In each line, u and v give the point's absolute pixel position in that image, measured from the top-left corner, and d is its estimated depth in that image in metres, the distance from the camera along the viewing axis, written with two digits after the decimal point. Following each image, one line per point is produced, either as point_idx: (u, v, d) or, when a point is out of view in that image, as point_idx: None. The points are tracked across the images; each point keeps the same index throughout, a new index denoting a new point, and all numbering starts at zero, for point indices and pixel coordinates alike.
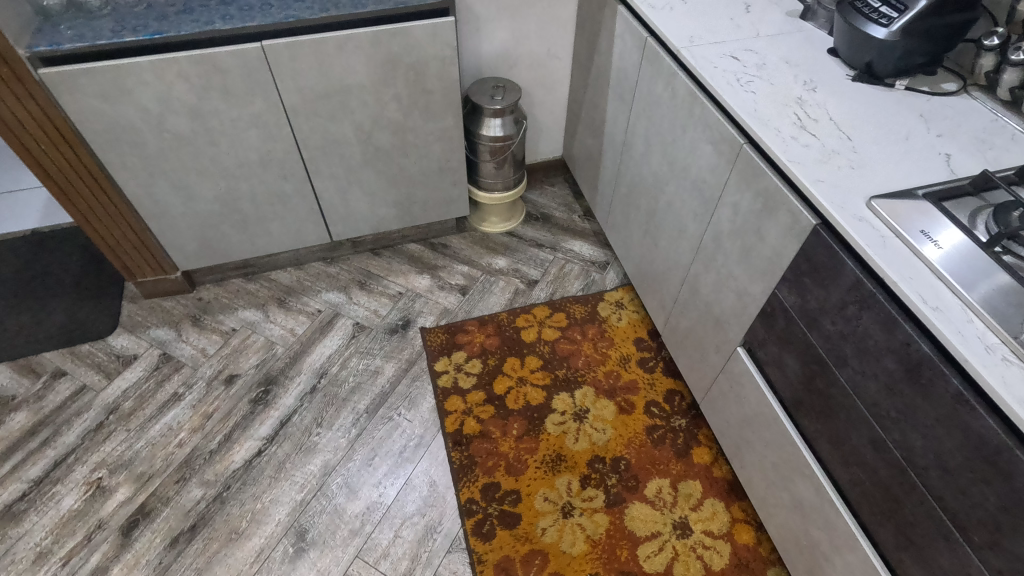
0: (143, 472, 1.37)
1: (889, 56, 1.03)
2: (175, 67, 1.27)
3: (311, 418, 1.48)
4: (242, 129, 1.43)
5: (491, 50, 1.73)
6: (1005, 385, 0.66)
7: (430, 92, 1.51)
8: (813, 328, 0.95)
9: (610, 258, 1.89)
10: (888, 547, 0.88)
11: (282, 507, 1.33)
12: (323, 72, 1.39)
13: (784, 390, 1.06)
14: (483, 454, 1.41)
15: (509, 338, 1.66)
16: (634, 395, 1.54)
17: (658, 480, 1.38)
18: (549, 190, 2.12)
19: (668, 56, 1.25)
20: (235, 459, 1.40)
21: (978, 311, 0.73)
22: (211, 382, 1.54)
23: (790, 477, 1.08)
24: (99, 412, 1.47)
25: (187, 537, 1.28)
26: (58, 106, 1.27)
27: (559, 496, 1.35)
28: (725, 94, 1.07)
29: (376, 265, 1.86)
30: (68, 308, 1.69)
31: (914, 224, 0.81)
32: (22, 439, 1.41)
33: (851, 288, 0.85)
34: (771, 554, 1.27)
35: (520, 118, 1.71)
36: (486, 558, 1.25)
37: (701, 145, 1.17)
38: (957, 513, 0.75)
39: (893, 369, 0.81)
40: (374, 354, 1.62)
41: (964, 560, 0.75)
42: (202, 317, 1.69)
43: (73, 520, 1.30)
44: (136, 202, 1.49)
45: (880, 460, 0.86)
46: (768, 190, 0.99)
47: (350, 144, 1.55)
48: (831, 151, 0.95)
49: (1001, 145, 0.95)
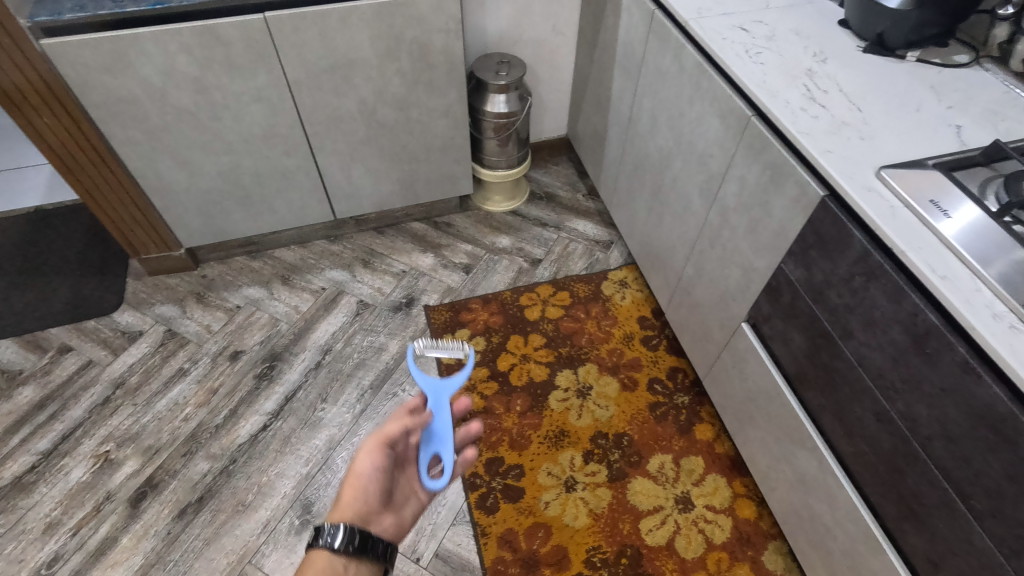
0: (151, 445, 1.39)
1: (901, 27, 1.01)
2: (177, 38, 1.26)
3: (315, 393, 1.49)
4: (245, 104, 1.42)
5: (495, 25, 1.71)
6: (1012, 352, 0.66)
7: (434, 66, 1.50)
8: (819, 301, 0.95)
9: (614, 237, 1.88)
10: (889, 518, 0.89)
11: (288, 480, 1.34)
12: (326, 45, 1.37)
13: (788, 364, 1.06)
14: (487, 430, 1.42)
15: (513, 315, 1.66)
16: (637, 372, 1.54)
17: (661, 455, 1.39)
18: (554, 169, 2.11)
19: (675, 29, 1.23)
20: (242, 433, 1.41)
21: (987, 280, 0.72)
22: (216, 358, 1.55)
23: (792, 451, 1.08)
24: (105, 387, 1.48)
25: (195, 508, 1.30)
26: (60, 77, 1.26)
27: (563, 471, 1.36)
28: (733, 65, 1.06)
29: (380, 243, 1.85)
30: (73, 285, 1.69)
31: (924, 194, 0.81)
32: (30, 413, 1.43)
33: (859, 259, 0.85)
34: (772, 529, 1.29)
35: (525, 94, 1.70)
36: (489, 530, 1.27)
37: (708, 118, 1.16)
38: (961, 482, 0.75)
39: (899, 340, 0.81)
40: (379, 331, 1.62)
41: (966, 529, 0.76)
42: (207, 294, 1.69)
43: (82, 491, 1.31)
44: (140, 177, 1.49)
45: (883, 431, 0.86)
46: (775, 163, 0.98)
47: (354, 119, 1.54)
48: (840, 122, 0.94)
49: (1013, 117, 0.94)
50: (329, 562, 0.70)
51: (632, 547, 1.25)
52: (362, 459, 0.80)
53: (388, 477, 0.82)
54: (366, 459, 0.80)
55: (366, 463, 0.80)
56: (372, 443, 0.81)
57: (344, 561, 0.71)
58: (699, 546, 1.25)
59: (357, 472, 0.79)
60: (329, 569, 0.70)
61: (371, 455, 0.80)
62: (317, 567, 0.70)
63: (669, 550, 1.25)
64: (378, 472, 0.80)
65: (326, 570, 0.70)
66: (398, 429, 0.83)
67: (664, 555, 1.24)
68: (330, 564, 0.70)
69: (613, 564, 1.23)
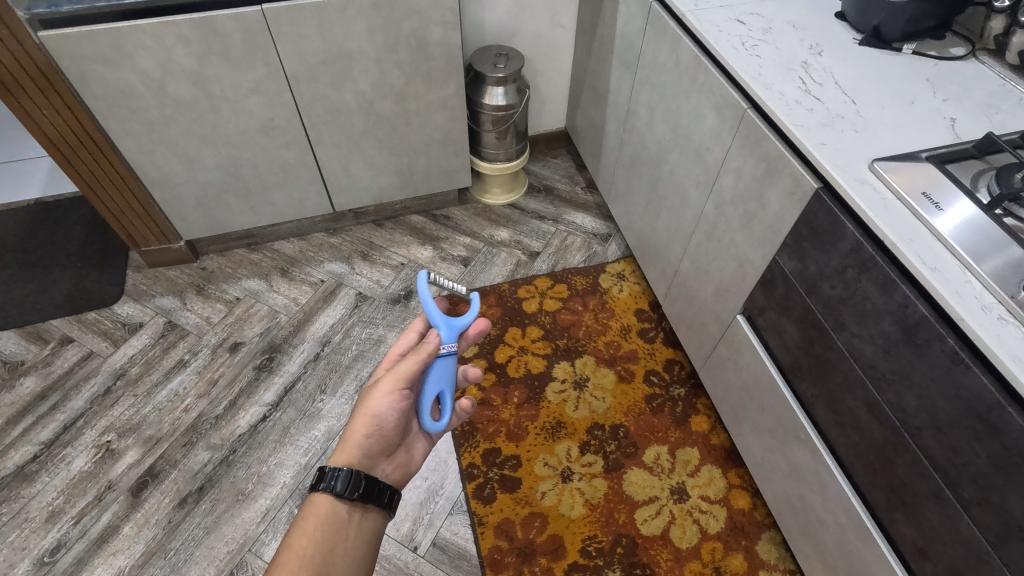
0: (151, 436, 1.40)
1: (897, 19, 1.02)
2: (174, 30, 1.26)
3: (314, 384, 1.50)
4: (243, 96, 1.42)
5: (493, 18, 1.71)
6: (1000, 343, 0.67)
7: (432, 58, 1.50)
8: (813, 294, 0.96)
9: (613, 230, 1.89)
10: (880, 507, 0.90)
11: (287, 470, 1.36)
12: (324, 38, 1.37)
13: (782, 355, 1.07)
14: (484, 421, 1.43)
15: (511, 308, 1.67)
16: (634, 364, 1.55)
17: (657, 447, 1.40)
18: (552, 162, 2.11)
19: (672, 21, 1.23)
20: (241, 423, 1.43)
21: (976, 273, 0.73)
22: (216, 349, 1.56)
23: (787, 442, 1.09)
24: (106, 378, 1.50)
25: (195, 498, 1.31)
26: (58, 70, 1.26)
27: (559, 462, 1.37)
28: (729, 58, 1.06)
29: (378, 236, 1.86)
30: (73, 276, 1.70)
31: (916, 186, 0.81)
32: (32, 403, 1.44)
33: (851, 251, 0.86)
34: (766, 519, 1.30)
35: (524, 87, 1.70)
36: (486, 520, 1.28)
37: (704, 110, 1.16)
38: (949, 471, 0.76)
39: (891, 332, 0.81)
40: (377, 323, 1.63)
41: (954, 517, 0.77)
42: (206, 287, 1.70)
43: (84, 480, 1.33)
44: (139, 170, 1.49)
45: (875, 422, 0.87)
46: (770, 155, 0.99)
47: (352, 112, 1.55)
48: (835, 114, 0.94)
49: (1008, 110, 0.94)
50: (331, 507, 0.76)
51: (627, 536, 1.26)
52: (377, 399, 0.82)
53: (402, 418, 0.84)
54: (381, 400, 0.82)
55: (382, 403, 0.82)
56: (389, 384, 0.82)
57: (348, 506, 0.77)
58: (693, 535, 1.27)
59: (371, 412, 0.82)
60: (330, 514, 0.75)
61: (386, 395, 0.82)
62: (320, 511, 0.75)
63: (664, 540, 1.26)
64: (394, 413, 0.83)
65: (328, 514, 0.75)
66: (412, 369, 0.82)
67: (658, 544, 1.25)
68: (332, 509, 0.76)
69: (608, 553, 1.24)
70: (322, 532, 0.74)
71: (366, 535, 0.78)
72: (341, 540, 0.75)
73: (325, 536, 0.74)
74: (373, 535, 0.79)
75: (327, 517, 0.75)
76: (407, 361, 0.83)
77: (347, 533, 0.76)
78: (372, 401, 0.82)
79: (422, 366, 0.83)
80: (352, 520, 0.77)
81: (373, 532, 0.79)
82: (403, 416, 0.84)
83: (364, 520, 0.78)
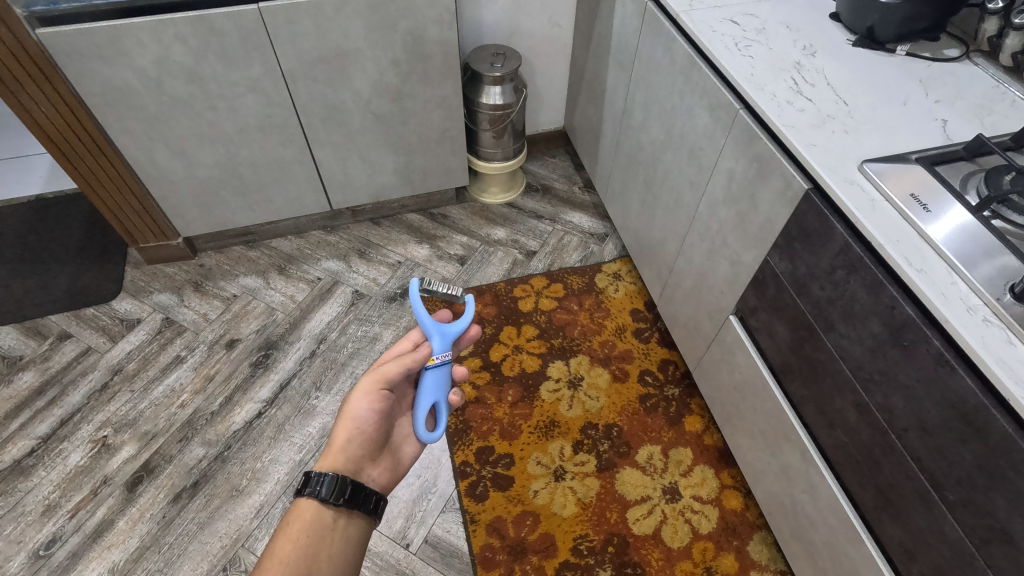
0: (148, 431, 1.41)
1: (891, 20, 1.02)
2: (172, 28, 1.27)
3: (310, 381, 1.51)
4: (241, 94, 1.43)
5: (491, 17, 1.71)
6: (984, 344, 0.67)
7: (429, 57, 1.50)
8: (802, 294, 0.96)
9: (610, 230, 1.89)
10: (868, 508, 0.90)
11: (282, 466, 1.36)
12: (321, 37, 1.38)
13: (773, 356, 1.07)
14: (478, 419, 1.44)
15: (506, 307, 1.67)
16: (628, 363, 1.56)
17: (649, 446, 1.40)
18: (550, 162, 2.12)
19: (667, 22, 1.23)
20: (237, 420, 1.43)
21: (963, 274, 0.73)
22: (212, 346, 1.57)
23: (777, 443, 1.10)
24: (103, 373, 1.51)
25: (190, 493, 1.32)
26: (56, 67, 1.27)
27: (552, 461, 1.37)
28: (722, 59, 1.06)
29: (376, 234, 1.87)
30: (72, 272, 1.71)
31: (904, 187, 0.81)
32: (30, 398, 1.45)
33: (840, 251, 0.86)
34: (758, 519, 1.30)
35: (520, 86, 1.70)
36: (478, 518, 1.29)
37: (698, 111, 1.16)
38: (934, 472, 0.76)
39: (879, 333, 0.81)
40: (373, 321, 1.64)
41: (939, 519, 0.77)
42: (204, 284, 1.71)
43: (79, 475, 1.33)
44: (137, 167, 1.50)
45: (863, 423, 0.87)
46: (762, 156, 0.99)
47: (350, 110, 1.55)
48: (826, 115, 0.94)
49: (1001, 112, 0.94)
50: (316, 512, 0.76)
51: (618, 535, 1.26)
52: (357, 402, 0.84)
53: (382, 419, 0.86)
54: (360, 401, 0.84)
55: (360, 406, 0.84)
56: (368, 384, 0.84)
57: (333, 512, 0.77)
58: (686, 535, 1.27)
59: (352, 415, 0.83)
60: (315, 519, 0.75)
61: (366, 397, 0.84)
62: (305, 516, 0.75)
63: (655, 539, 1.26)
64: (373, 415, 0.84)
65: (313, 519, 0.75)
66: (393, 369, 0.86)
67: (650, 543, 1.26)
68: (317, 514, 0.76)
69: (600, 552, 1.24)
70: (307, 538, 0.74)
71: (351, 541, 0.78)
72: (326, 546, 0.75)
73: (310, 541, 0.74)
74: (360, 540, 0.79)
75: (312, 523, 0.75)
76: (389, 362, 0.87)
77: (332, 539, 0.76)
78: (353, 404, 0.84)
79: (404, 367, 0.87)
80: (337, 525, 0.77)
81: (359, 537, 0.79)
82: (381, 419, 0.86)
83: (350, 526, 0.78)
